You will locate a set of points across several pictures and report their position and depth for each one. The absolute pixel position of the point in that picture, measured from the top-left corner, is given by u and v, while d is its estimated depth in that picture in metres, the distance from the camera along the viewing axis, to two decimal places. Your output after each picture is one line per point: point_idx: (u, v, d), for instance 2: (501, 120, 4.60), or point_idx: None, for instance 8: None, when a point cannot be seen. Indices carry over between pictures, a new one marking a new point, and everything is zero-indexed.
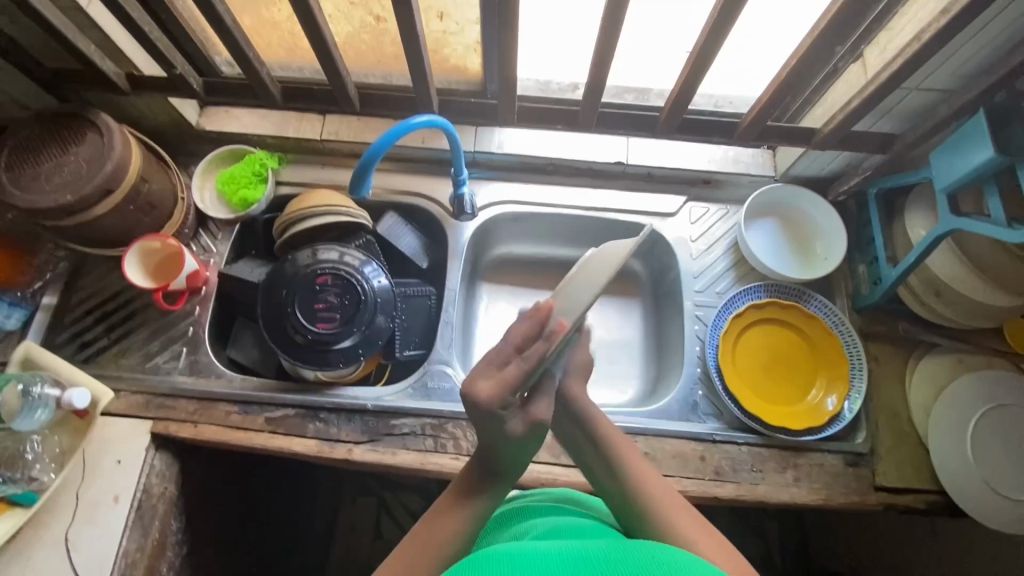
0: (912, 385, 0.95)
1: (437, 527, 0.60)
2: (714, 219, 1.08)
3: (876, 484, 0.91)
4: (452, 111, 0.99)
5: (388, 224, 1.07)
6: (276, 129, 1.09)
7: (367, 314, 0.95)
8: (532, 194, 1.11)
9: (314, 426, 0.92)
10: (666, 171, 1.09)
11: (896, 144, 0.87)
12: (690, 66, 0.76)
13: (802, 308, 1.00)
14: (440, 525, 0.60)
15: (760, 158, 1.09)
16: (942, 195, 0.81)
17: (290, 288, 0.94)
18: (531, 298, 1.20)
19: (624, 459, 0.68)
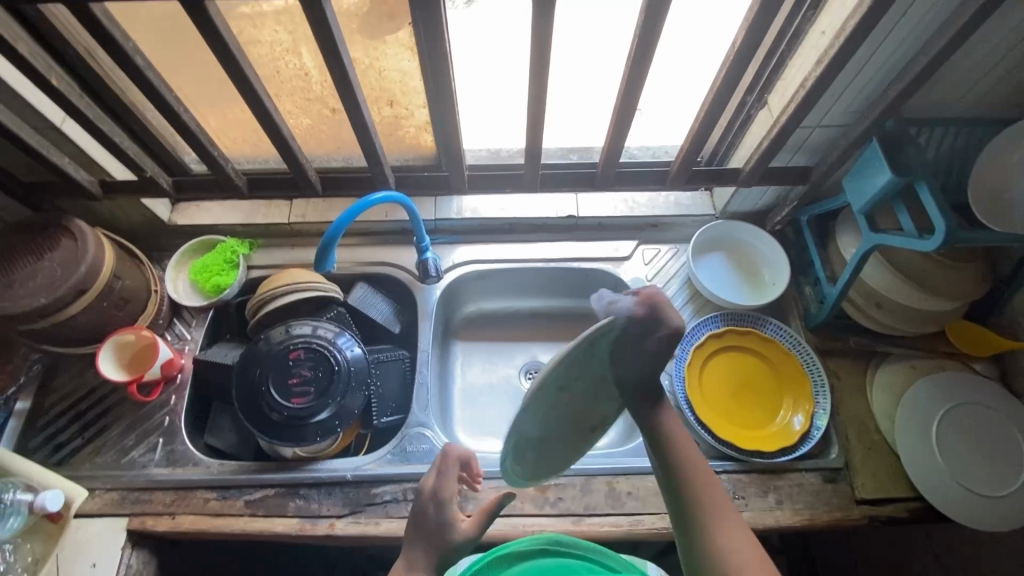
0: (873, 396, 0.99)
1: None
2: (666, 259, 1.16)
3: (856, 498, 0.92)
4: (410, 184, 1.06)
5: (359, 294, 1.12)
6: (247, 217, 1.15)
7: (342, 384, 0.97)
8: (494, 253, 1.18)
9: (295, 504, 0.91)
10: (614, 219, 1.17)
11: (813, 174, 0.96)
12: (614, 126, 0.84)
13: (758, 332, 1.05)
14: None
15: (699, 199, 1.18)
16: (860, 216, 0.89)
17: (264, 366, 0.96)
18: (504, 351, 1.23)
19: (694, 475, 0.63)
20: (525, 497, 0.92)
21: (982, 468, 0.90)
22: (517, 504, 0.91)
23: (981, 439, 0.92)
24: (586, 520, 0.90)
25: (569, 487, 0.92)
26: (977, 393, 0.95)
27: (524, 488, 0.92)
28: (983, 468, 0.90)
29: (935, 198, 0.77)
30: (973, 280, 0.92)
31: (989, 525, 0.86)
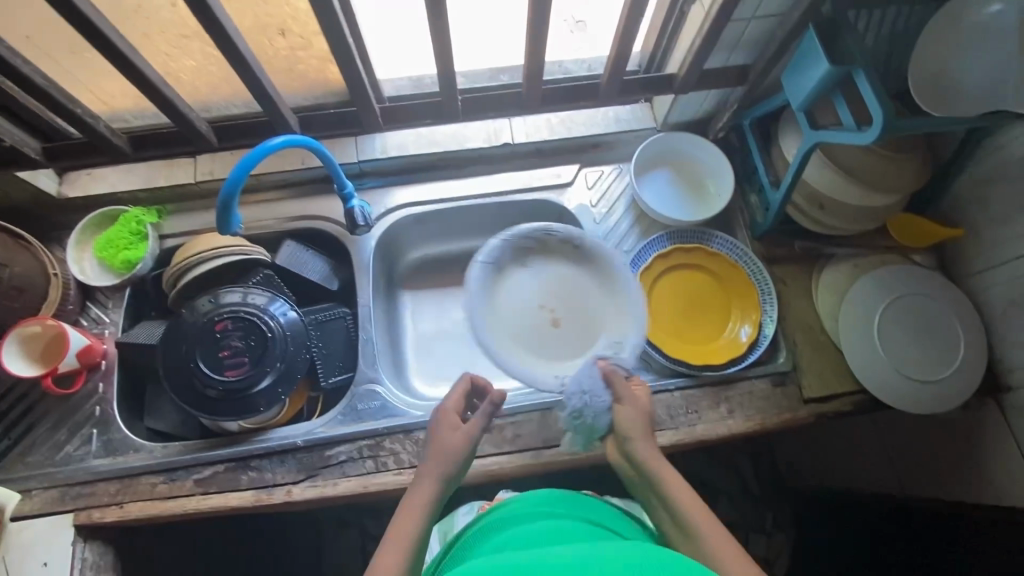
0: (818, 298, 0.99)
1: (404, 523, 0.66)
2: (610, 180, 1.10)
3: (804, 398, 0.94)
4: (319, 125, 0.96)
5: (288, 253, 1.04)
6: (149, 181, 1.04)
7: (278, 350, 0.91)
8: (430, 193, 1.10)
9: (247, 476, 0.88)
10: (553, 143, 1.10)
11: (750, 74, 0.90)
12: (529, 37, 0.76)
13: (704, 247, 1.03)
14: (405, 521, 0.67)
15: (640, 113, 1.11)
16: (800, 113, 0.85)
17: (190, 341, 0.89)
18: (454, 297, 1.19)
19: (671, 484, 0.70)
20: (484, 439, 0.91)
21: (920, 355, 0.93)
22: None
23: (919, 327, 0.94)
24: (545, 453, 0.90)
25: (526, 423, 0.92)
26: (916, 285, 0.96)
27: None
28: (921, 355, 0.93)
29: (872, 84, 0.73)
30: (912, 170, 0.91)
31: (926, 407, 0.90)
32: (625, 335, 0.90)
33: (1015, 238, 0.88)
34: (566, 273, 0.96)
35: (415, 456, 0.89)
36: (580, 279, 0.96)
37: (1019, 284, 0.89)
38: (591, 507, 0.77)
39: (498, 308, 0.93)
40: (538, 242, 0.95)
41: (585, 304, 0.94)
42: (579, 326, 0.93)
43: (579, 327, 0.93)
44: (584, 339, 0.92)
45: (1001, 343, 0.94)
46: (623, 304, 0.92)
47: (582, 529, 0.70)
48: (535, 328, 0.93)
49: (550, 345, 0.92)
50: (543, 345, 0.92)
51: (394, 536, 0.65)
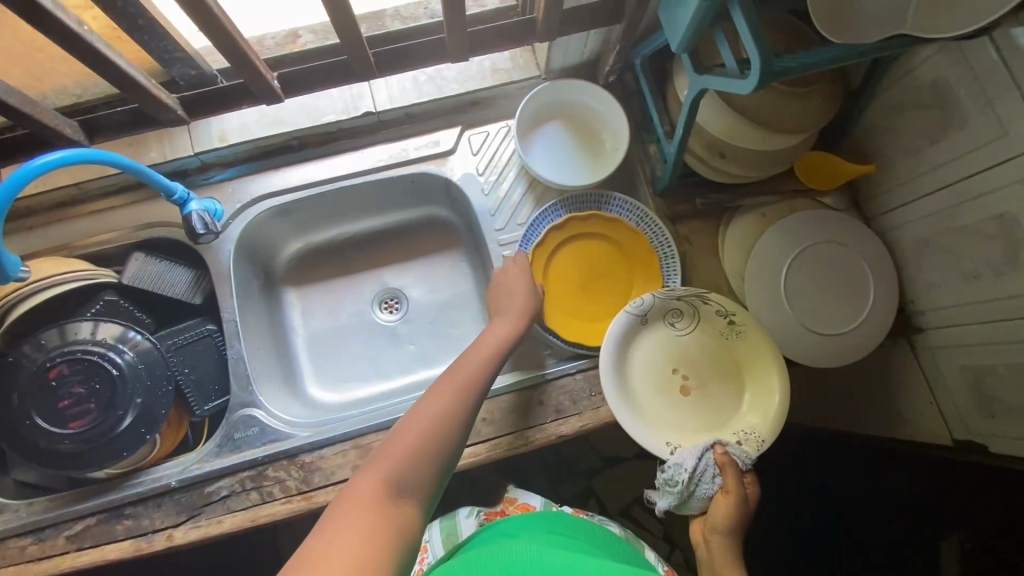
0: (725, 256, 0.92)
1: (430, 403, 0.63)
2: (497, 142, 0.97)
3: None
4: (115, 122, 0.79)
5: (137, 267, 0.91)
6: None
7: (129, 388, 0.81)
8: (290, 179, 0.95)
9: (123, 525, 0.82)
10: (423, 106, 0.95)
11: (626, 9, 0.76)
12: None
13: (599, 214, 0.93)
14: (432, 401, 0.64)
15: (519, 60, 0.97)
16: (683, 55, 0.72)
17: (21, 391, 0.79)
18: (347, 287, 1.10)
19: None
20: None
21: (829, 308, 0.87)
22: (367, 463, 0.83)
23: (828, 278, 0.88)
24: None
25: None
26: (825, 231, 0.89)
27: (372, 445, 0.84)
28: (830, 307, 0.87)
29: (749, 17, 0.60)
30: (817, 104, 0.80)
31: (834, 361, 0.86)
32: (756, 429, 0.79)
33: (927, 171, 0.80)
34: (708, 341, 0.86)
35: (303, 481, 0.83)
36: (729, 356, 0.85)
37: (932, 220, 0.82)
38: (594, 529, 0.80)
39: (632, 377, 0.84)
40: (686, 311, 0.86)
41: (728, 379, 0.84)
42: (713, 400, 0.84)
43: (714, 403, 0.84)
44: (718, 414, 0.83)
45: (912, 282, 0.89)
46: (768, 386, 0.81)
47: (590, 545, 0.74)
48: (661, 389, 0.84)
49: (683, 418, 0.83)
50: (673, 417, 0.83)
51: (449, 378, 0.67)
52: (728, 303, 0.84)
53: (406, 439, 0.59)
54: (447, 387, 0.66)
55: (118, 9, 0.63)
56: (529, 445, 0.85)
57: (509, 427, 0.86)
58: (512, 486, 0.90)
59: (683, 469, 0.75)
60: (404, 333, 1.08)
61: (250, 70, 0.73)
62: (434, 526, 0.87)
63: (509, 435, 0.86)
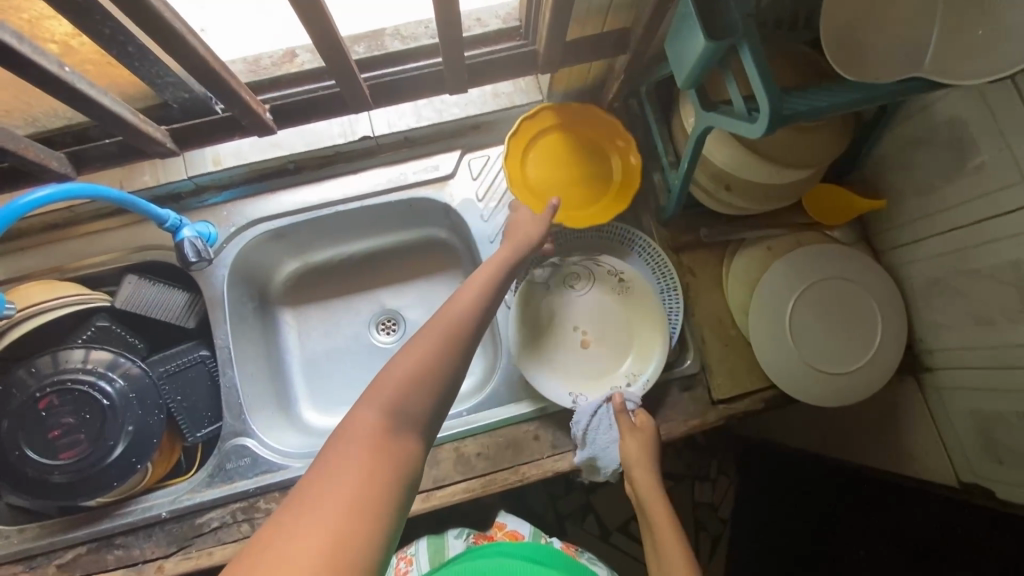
0: (729, 289, 0.90)
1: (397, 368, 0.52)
2: (496, 168, 0.95)
3: (713, 401, 0.88)
4: (102, 153, 0.78)
5: (130, 291, 0.90)
6: None
7: (119, 416, 0.80)
8: (287, 203, 0.94)
9: (114, 554, 0.81)
10: (423, 130, 0.93)
11: (631, 40, 0.74)
12: (310, 23, 0.60)
13: (565, 107, 0.90)
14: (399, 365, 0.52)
15: (522, 83, 0.94)
16: (689, 90, 0.70)
17: (10, 418, 0.78)
18: (345, 308, 1.09)
19: (657, 523, 0.68)
20: None
21: (834, 345, 0.85)
22: None
23: (835, 315, 0.86)
24: (438, 493, 0.84)
25: None
26: (833, 266, 0.86)
27: None
28: (835, 345, 0.85)
29: (757, 62, 0.58)
30: (826, 138, 0.77)
31: (838, 400, 0.84)
32: (642, 370, 0.82)
33: (940, 210, 0.77)
34: (601, 300, 0.87)
35: None
36: (623, 309, 0.86)
37: (945, 260, 0.79)
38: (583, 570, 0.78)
39: (540, 340, 0.85)
40: (579, 273, 0.87)
41: (625, 330, 0.86)
42: (611, 349, 0.85)
43: (612, 357, 0.85)
44: (614, 365, 0.84)
45: (921, 320, 0.87)
46: (657, 329, 0.83)
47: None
48: (564, 351, 0.85)
49: (585, 367, 0.84)
50: (572, 370, 0.84)
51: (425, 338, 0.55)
52: (616, 262, 0.87)
53: (365, 419, 0.48)
54: (432, 335, 0.55)
55: (105, 38, 0.60)
56: (524, 481, 0.84)
57: (504, 462, 0.85)
58: (502, 512, 0.88)
59: (577, 429, 0.79)
60: None
61: (239, 101, 0.70)
62: (421, 541, 0.86)
63: (503, 470, 0.84)
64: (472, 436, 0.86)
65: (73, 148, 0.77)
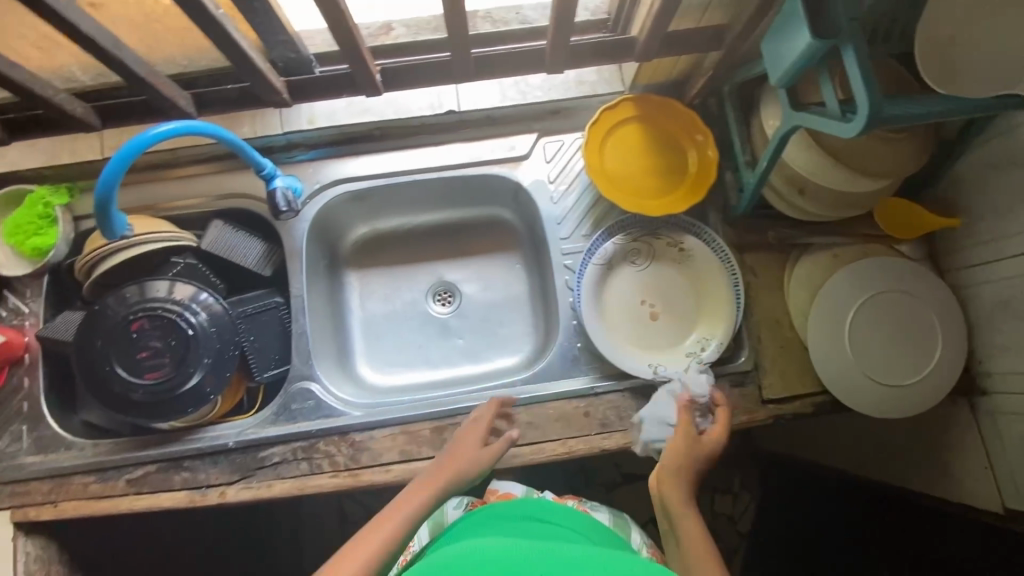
0: (790, 292, 0.91)
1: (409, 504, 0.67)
2: (571, 152, 0.97)
3: (763, 399, 0.89)
4: (223, 100, 0.84)
5: (216, 236, 0.96)
6: (57, 158, 0.94)
7: (201, 346, 0.86)
8: (368, 167, 0.98)
9: (181, 477, 0.86)
10: (505, 110, 0.97)
11: (726, 37, 0.76)
12: None
13: (649, 99, 0.92)
14: (411, 502, 0.68)
15: (605, 73, 0.97)
16: (782, 89, 0.72)
17: (104, 338, 0.84)
18: (405, 276, 1.13)
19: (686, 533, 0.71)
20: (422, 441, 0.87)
21: (891, 357, 0.86)
22: (413, 449, 0.87)
23: (895, 327, 0.87)
24: None
25: None
26: (898, 279, 0.87)
27: (420, 432, 0.87)
28: (892, 357, 0.86)
29: (862, 62, 0.60)
30: (907, 151, 0.79)
31: (890, 411, 0.85)
32: (714, 333, 0.88)
33: (1016, 233, 0.78)
34: (665, 270, 0.92)
35: (351, 457, 0.86)
36: (687, 277, 0.92)
37: (1015, 284, 0.80)
38: (586, 520, 0.79)
39: (609, 310, 0.91)
40: (642, 248, 0.92)
41: (689, 295, 0.92)
42: (679, 319, 0.91)
43: (681, 321, 0.91)
44: (685, 329, 0.91)
45: (981, 343, 0.87)
46: (722, 293, 0.89)
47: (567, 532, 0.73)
48: (633, 319, 0.91)
49: (656, 335, 0.90)
50: (645, 338, 0.90)
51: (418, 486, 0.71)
52: (678, 232, 0.91)
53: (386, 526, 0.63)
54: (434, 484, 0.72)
55: None
56: (571, 454, 0.86)
57: (553, 434, 0.87)
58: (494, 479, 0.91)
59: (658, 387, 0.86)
60: (454, 327, 1.10)
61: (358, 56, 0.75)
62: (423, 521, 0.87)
63: (551, 442, 0.87)
64: (524, 406, 0.89)
65: (198, 90, 0.83)
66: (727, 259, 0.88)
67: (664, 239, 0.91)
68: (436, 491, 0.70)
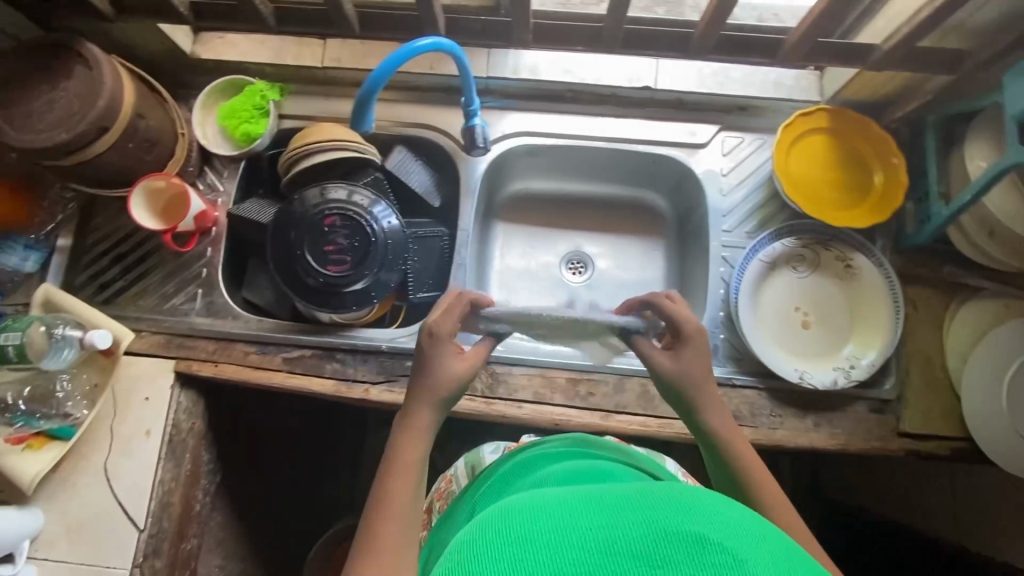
0: (948, 333, 0.90)
1: (398, 490, 0.59)
2: (748, 151, 0.99)
3: (899, 431, 0.88)
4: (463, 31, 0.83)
5: (398, 159, 1.02)
6: (278, 57, 1.01)
7: (378, 254, 0.92)
8: (552, 125, 1.03)
9: (332, 366, 0.93)
10: (698, 96, 0.99)
11: (966, 62, 0.77)
12: None
13: (846, 113, 0.93)
14: (399, 486, 0.59)
15: (804, 81, 0.99)
16: (1012, 122, 0.71)
17: (299, 227, 0.91)
18: (546, 238, 1.17)
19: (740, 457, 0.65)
20: (556, 389, 0.91)
21: None
22: (547, 394, 0.90)
23: None
24: (616, 418, 0.89)
25: (601, 385, 0.91)
26: None
27: (557, 379, 0.91)
28: None
29: None
30: None
31: None
32: (867, 354, 0.89)
33: None
34: (825, 283, 0.93)
35: (489, 386, 0.91)
36: (846, 294, 0.93)
37: None
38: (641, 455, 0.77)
39: (762, 307, 0.93)
40: (807, 256, 0.93)
41: (844, 312, 0.92)
42: (831, 333, 0.92)
43: (831, 336, 0.92)
44: (833, 345, 0.91)
45: None
46: (881, 317, 0.89)
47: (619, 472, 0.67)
48: (784, 322, 0.92)
49: (803, 343, 0.91)
50: (791, 342, 0.92)
51: (405, 447, 0.62)
52: (848, 248, 0.92)
53: (391, 526, 0.56)
54: (410, 449, 0.62)
55: None
56: None
57: None
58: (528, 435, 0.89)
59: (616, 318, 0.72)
60: (584, 296, 1.13)
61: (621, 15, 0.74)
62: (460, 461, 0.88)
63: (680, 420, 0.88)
64: None
65: (453, 15, 0.81)
66: (895, 285, 0.89)
67: (832, 252, 0.93)
68: (416, 463, 0.61)
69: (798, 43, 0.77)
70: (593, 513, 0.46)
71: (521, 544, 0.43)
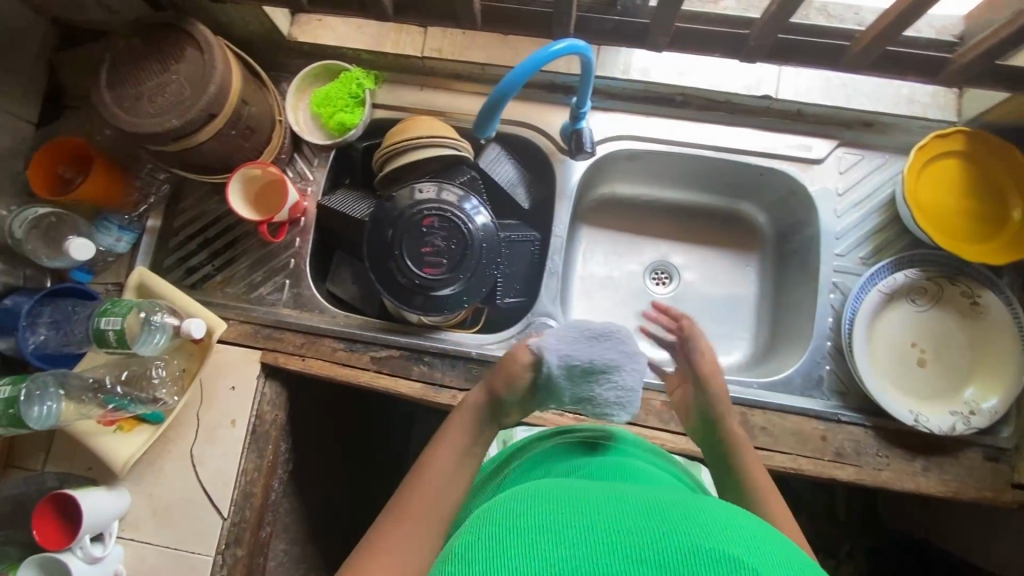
0: None
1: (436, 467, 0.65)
2: (867, 171, 0.93)
3: (1014, 482, 0.83)
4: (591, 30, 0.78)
5: (490, 157, 0.99)
6: (377, 43, 0.97)
7: (473, 258, 0.89)
8: (658, 130, 0.97)
9: (419, 368, 0.91)
10: (821, 109, 0.93)
11: None
12: None
13: (988, 137, 0.86)
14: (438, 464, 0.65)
15: (940, 99, 0.91)
16: None
17: (397, 227, 0.88)
18: (631, 245, 1.12)
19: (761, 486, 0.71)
20: (649, 411, 0.88)
21: None
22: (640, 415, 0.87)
23: None
24: None
25: None
26: None
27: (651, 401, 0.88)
28: None
29: None
30: None
31: None
32: (991, 401, 0.83)
33: None
34: (945, 320, 0.88)
35: None
36: (967, 334, 0.87)
37: None
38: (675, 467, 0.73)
39: (876, 340, 0.88)
40: (929, 290, 0.87)
41: (964, 353, 0.87)
42: (948, 374, 0.86)
43: (949, 377, 0.86)
44: (951, 388, 0.86)
45: None
46: (1008, 361, 0.83)
47: (657, 480, 0.61)
48: (897, 359, 0.87)
49: (918, 384, 0.86)
50: (903, 381, 0.87)
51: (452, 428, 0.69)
52: (976, 286, 0.86)
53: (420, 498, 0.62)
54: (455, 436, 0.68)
55: None
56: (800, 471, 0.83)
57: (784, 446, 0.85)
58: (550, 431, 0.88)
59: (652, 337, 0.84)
60: None
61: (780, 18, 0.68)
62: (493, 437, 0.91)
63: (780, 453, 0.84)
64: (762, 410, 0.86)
65: (580, 13, 0.76)
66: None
67: (954, 288, 0.87)
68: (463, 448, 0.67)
69: (967, 63, 0.71)
70: (590, 514, 0.41)
71: (505, 542, 0.39)
